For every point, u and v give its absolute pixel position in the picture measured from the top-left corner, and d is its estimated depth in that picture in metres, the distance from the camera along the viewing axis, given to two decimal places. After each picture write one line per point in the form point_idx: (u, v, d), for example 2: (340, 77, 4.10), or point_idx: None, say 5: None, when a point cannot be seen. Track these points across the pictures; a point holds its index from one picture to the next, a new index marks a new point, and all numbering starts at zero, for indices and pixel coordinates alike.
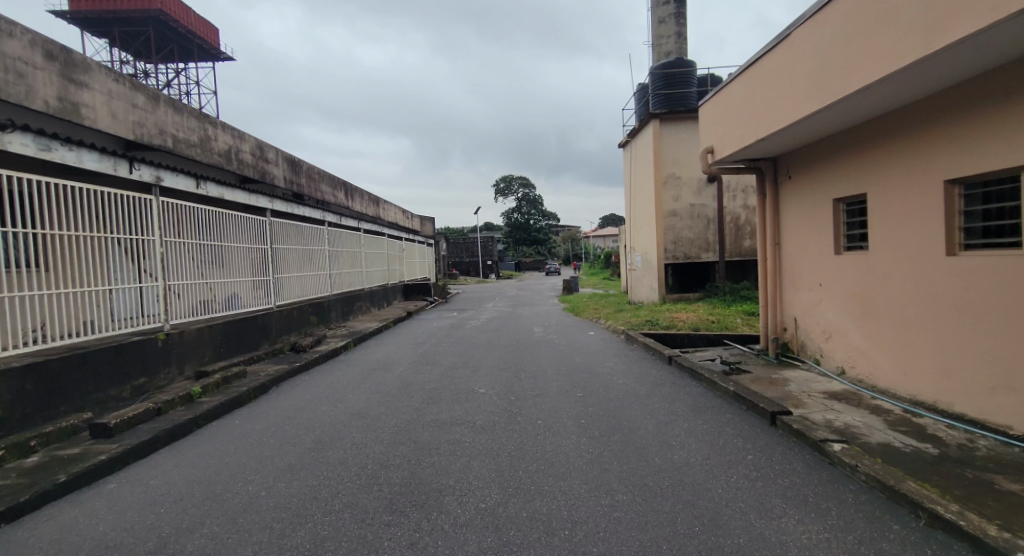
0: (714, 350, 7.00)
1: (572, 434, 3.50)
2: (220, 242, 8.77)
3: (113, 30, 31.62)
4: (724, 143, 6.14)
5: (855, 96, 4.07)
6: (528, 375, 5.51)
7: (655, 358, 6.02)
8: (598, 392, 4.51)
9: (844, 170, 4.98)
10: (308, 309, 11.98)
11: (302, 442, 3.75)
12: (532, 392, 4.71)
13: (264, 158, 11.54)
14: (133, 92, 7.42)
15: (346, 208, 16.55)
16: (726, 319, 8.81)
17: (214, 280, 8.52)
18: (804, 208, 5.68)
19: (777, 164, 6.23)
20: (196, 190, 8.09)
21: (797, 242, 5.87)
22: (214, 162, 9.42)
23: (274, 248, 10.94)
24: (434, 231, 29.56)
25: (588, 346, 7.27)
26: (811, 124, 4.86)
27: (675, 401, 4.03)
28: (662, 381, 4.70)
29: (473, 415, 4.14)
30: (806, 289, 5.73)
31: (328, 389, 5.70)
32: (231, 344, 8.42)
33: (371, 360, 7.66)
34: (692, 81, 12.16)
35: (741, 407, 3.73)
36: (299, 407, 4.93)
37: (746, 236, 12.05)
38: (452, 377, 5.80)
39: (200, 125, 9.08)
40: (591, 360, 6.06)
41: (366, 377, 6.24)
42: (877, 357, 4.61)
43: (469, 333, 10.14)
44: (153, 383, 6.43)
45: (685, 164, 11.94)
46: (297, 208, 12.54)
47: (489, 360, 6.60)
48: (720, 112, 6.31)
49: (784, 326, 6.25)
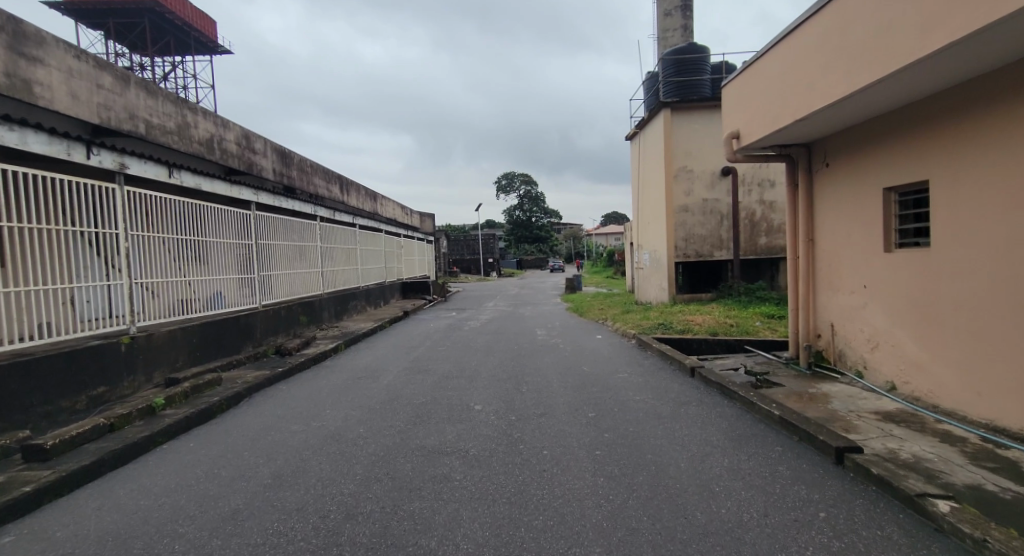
0: (736, 358, 6.33)
1: (586, 471, 2.82)
2: (200, 237, 8.11)
3: (106, 22, 30.91)
4: (753, 127, 5.46)
5: (924, 63, 3.37)
6: (531, 388, 4.86)
7: (673, 367, 5.36)
8: (614, 412, 3.85)
9: (898, 154, 4.30)
10: (299, 309, 11.33)
11: (258, 477, 3.09)
12: (537, 411, 4.04)
13: (252, 148, 10.90)
14: (99, 71, 6.77)
15: (341, 203, 15.89)
16: (746, 322, 8.13)
17: (193, 278, 7.89)
18: (846, 199, 5.00)
19: (812, 150, 5.54)
20: (169, 179, 7.41)
21: (835, 239, 5.19)
22: (193, 151, 8.76)
23: (261, 244, 10.28)
24: (435, 228, 28.90)
25: (597, 352, 6.61)
26: (861, 100, 4.17)
27: (707, 426, 3.37)
28: (687, 399, 4.02)
29: (466, 441, 3.48)
30: (846, 291, 5.05)
31: (306, 402, 5.04)
32: (209, 348, 7.76)
33: (358, 365, 7.00)
34: (705, 68, 11.47)
35: (790, 438, 3.05)
36: (267, 425, 4.27)
37: (762, 233, 11.35)
38: (445, 389, 5.13)
39: (177, 111, 8.44)
40: (602, 370, 5.40)
41: (349, 388, 5.57)
42: (939, 373, 3.93)
43: (468, 335, 9.47)
44: (115, 392, 5.79)
45: (698, 156, 11.25)
46: (286, 201, 11.88)
47: (487, 369, 5.94)
48: (747, 92, 5.62)
49: (817, 332, 5.57)
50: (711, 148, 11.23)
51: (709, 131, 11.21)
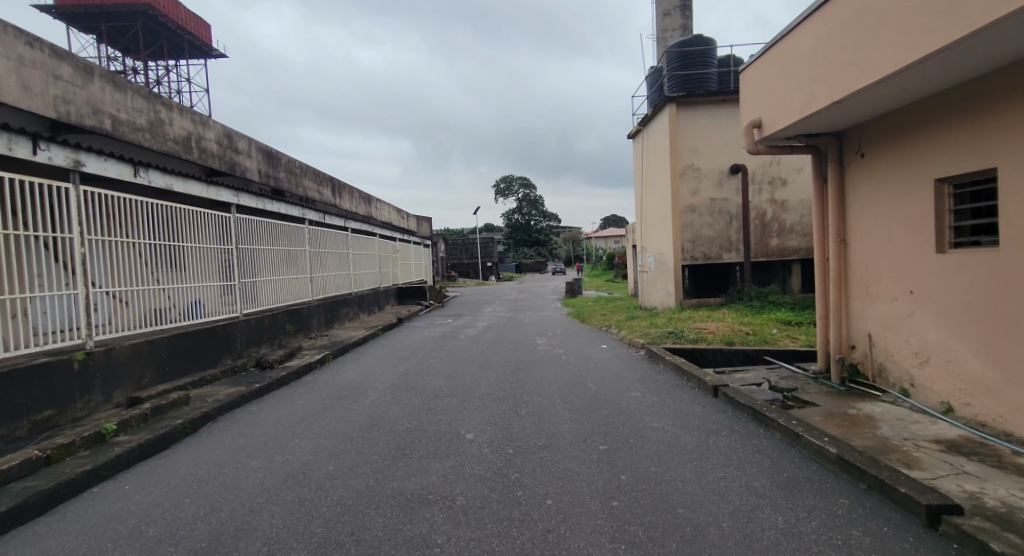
0: (757, 372, 5.73)
1: (602, 535, 2.20)
2: (174, 241, 7.52)
3: (99, 25, 30.40)
4: (777, 114, 4.87)
5: (989, 33, 2.79)
6: (531, 410, 4.25)
7: (691, 384, 4.74)
8: (630, 445, 3.25)
9: (954, 139, 3.70)
10: (285, 317, 10.71)
11: (191, 538, 2.47)
12: (537, 443, 3.43)
13: (234, 148, 10.30)
14: (56, 61, 6.16)
15: (332, 206, 15.29)
16: (762, 330, 7.55)
17: (166, 285, 7.29)
18: (887, 194, 4.41)
19: (845, 139, 4.95)
20: (134, 179, 6.80)
21: (874, 238, 4.61)
22: (167, 149, 8.16)
23: (243, 249, 9.68)
24: (432, 232, 28.32)
25: (604, 365, 5.98)
26: (910, 77, 3.57)
27: (747, 466, 2.77)
28: (714, 427, 3.41)
29: (452, 487, 2.86)
30: (887, 297, 4.46)
31: (275, 427, 4.42)
32: (181, 362, 7.13)
33: (341, 380, 6.39)
34: (712, 61, 11.09)
35: (855, 486, 2.43)
36: (222, 460, 3.64)
37: (773, 234, 10.77)
38: (433, 411, 4.53)
39: (149, 106, 7.84)
40: (612, 387, 4.79)
41: (327, 408, 4.95)
42: (1008, 395, 3.34)
43: (463, 345, 8.87)
44: (66, 415, 5.14)
45: (705, 153, 10.69)
46: (271, 204, 11.29)
47: (482, 386, 5.33)
48: (770, 75, 5.03)
49: (851, 343, 4.97)
50: (719, 146, 10.69)
51: (717, 127, 10.65)
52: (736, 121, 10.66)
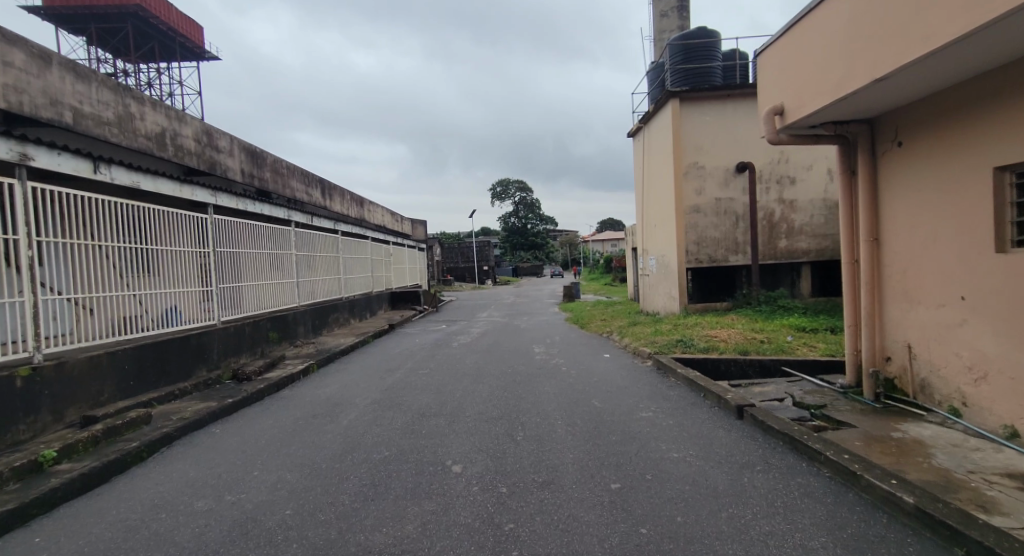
0: (777, 386, 5.20)
1: None
2: (146, 244, 6.94)
3: (88, 27, 29.87)
4: (804, 99, 4.36)
5: None
6: (530, 435, 3.70)
7: (709, 402, 4.20)
8: (649, 485, 2.70)
9: (1014, 122, 3.19)
10: (268, 324, 10.11)
11: None
12: (536, 480, 2.88)
13: (214, 145, 9.74)
14: (7, 47, 5.57)
15: (321, 208, 14.72)
16: (776, 337, 7.03)
17: (137, 291, 6.74)
18: (932, 186, 3.89)
19: (878, 126, 4.44)
20: (94, 176, 6.23)
21: (914, 237, 4.09)
22: (138, 146, 7.57)
23: (224, 252, 9.11)
24: (427, 235, 27.74)
25: (609, 378, 5.43)
26: (968, 48, 3.05)
27: (798, 518, 2.22)
28: (747, 461, 2.88)
29: (430, 544, 2.28)
30: (931, 304, 3.94)
31: (236, 454, 3.84)
32: (147, 375, 6.52)
33: (320, 396, 5.81)
34: (716, 55, 10.64)
35: (950, 553, 1.88)
36: (165, 498, 3.06)
37: (781, 236, 10.26)
38: (417, 435, 3.98)
39: (117, 100, 7.25)
40: (619, 406, 4.26)
41: (299, 430, 4.38)
42: None
43: (456, 354, 8.31)
44: (6, 439, 4.53)
45: (710, 151, 10.21)
46: (254, 206, 10.74)
47: (475, 403, 4.78)
48: (794, 55, 4.51)
49: (886, 354, 4.46)
50: (725, 143, 10.21)
51: (722, 124, 10.18)
52: (742, 118, 10.19)
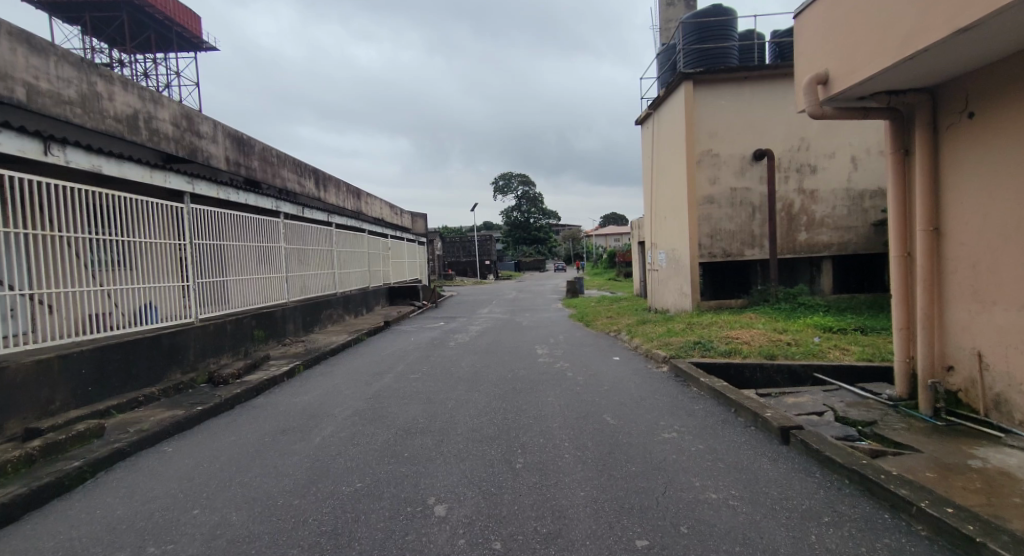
0: (814, 396, 4.56)
1: None
2: (116, 236, 6.32)
3: (83, 15, 29.07)
4: (857, 61, 3.66)
5: None
6: (533, 462, 3.08)
7: (742, 419, 3.58)
8: (689, 543, 2.07)
9: None
10: (253, 322, 9.48)
11: None
12: (540, 531, 2.26)
13: (195, 131, 9.08)
14: None
15: (314, 199, 14.06)
16: (803, 339, 6.38)
17: (107, 286, 6.15)
18: (1013, 164, 3.22)
19: (942, 96, 3.76)
20: (47, 158, 5.66)
21: (987, 226, 3.42)
22: (106, 128, 6.93)
23: (206, 244, 8.50)
24: (427, 229, 27.06)
25: (622, 386, 4.80)
26: None
27: None
28: (809, 507, 2.25)
29: None
30: (1011, 305, 3.28)
31: (183, 482, 3.21)
32: (108, 380, 5.89)
33: (297, 404, 5.20)
34: (732, 35, 9.98)
35: None
36: (73, 548, 2.43)
37: (801, 228, 9.59)
38: (398, 458, 3.37)
39: (81, 76, 6.60)
40: (635, 424, 3.64)
41: (263, 449, 3.77)
42: None
43: (451, 355, 7.68)
44: None
45: (725, 137, 9.55)
46: (241, 196, 10.13)
47: (468, 417, 4.16)
48: (840, 11, 3.83)
49: (948, 364, 3.81)
50: (741, 128, 9.53)
51: (737, 108, 9.50)
52: (760, 102, 9.49)
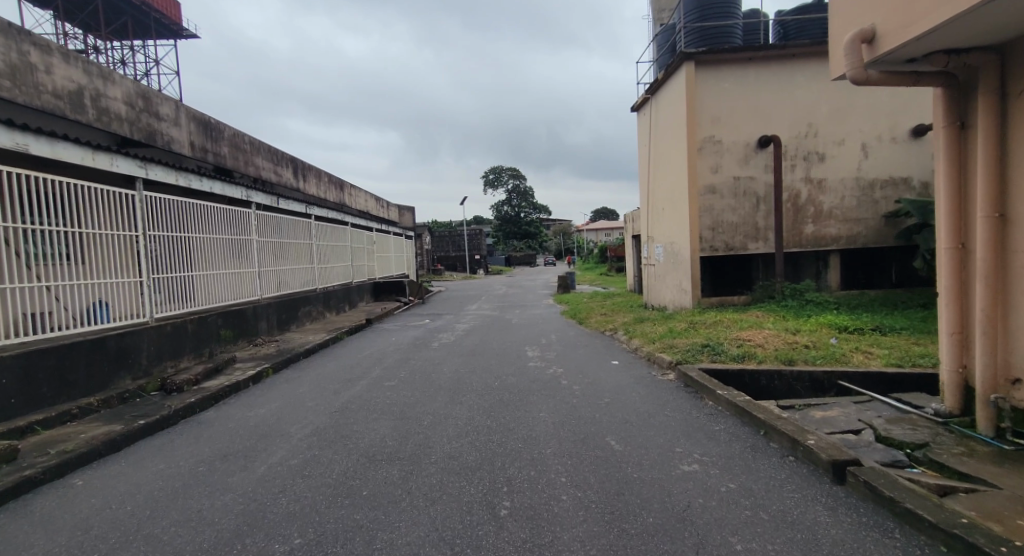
0: (847, 411, 3.96)
1: None
2: (50, 225, 5.47)
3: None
4: (912, 11, 3.03)
5: None
6: (523, 508, 2.42)
7: (775, 445, 2.97)
8: None
9: None
10: (220, 320, 8.73)
11: None
12: None
13: (155, 112, 8.27)
14: None
15: (292, 189, 13.25)
16: (820, 340, 5.79)
17: (48, 282, 5.40)
18: None
19: (1014, 56, 3.14)
20: None
21: None
22: (45, 105, 6.14)
23: (169, 235, 7.73)
24: (415, 223, 26.23)
25: (626, 399, 4.17)
26: None
27: None
28: None
29: None
30: None
31: (74, 534, 2.49)
32: (38, 390, 5.13)
33: (251, 419, 4.50)
34: (736, 14, 9.36)
35: None
36: None
37: (807, 220, 9.03)
38: (355, 499, 2.69)
39: (9, 43, 5.75)
40: (647, 451, 3.01)
41: (193, 483, 3.07)
42: None
43: (435, 358, 6.99)
44: None
45: (728, 122, 8.93)
46: (208, 183, 9.34)
47: (445, 439, 3.50)
48: None
49: (1014, 376, 3.21)
50: (746, 112, 8.92)
51: (742, 92, 8.90)
52: (766, 85, 8.88)
